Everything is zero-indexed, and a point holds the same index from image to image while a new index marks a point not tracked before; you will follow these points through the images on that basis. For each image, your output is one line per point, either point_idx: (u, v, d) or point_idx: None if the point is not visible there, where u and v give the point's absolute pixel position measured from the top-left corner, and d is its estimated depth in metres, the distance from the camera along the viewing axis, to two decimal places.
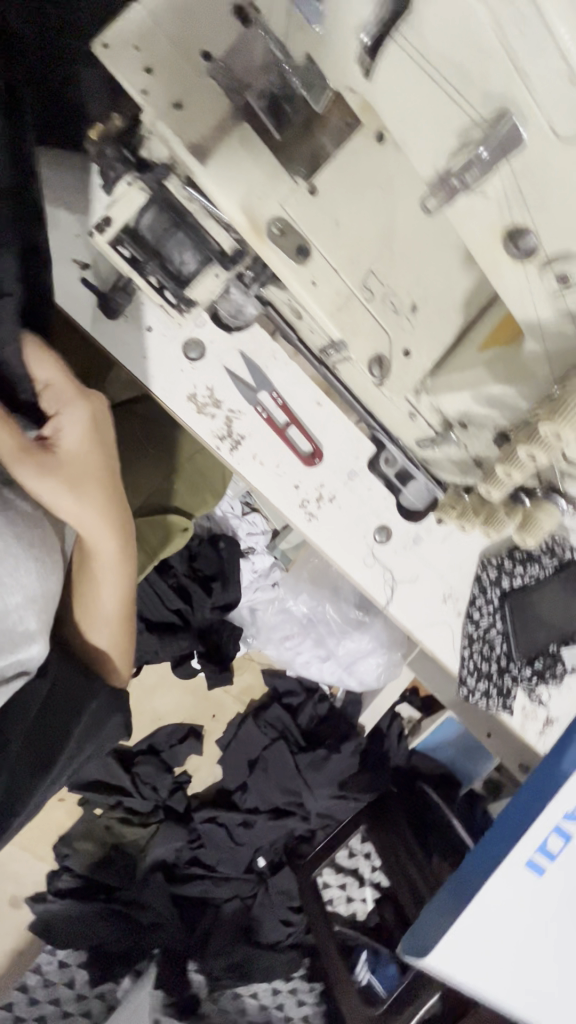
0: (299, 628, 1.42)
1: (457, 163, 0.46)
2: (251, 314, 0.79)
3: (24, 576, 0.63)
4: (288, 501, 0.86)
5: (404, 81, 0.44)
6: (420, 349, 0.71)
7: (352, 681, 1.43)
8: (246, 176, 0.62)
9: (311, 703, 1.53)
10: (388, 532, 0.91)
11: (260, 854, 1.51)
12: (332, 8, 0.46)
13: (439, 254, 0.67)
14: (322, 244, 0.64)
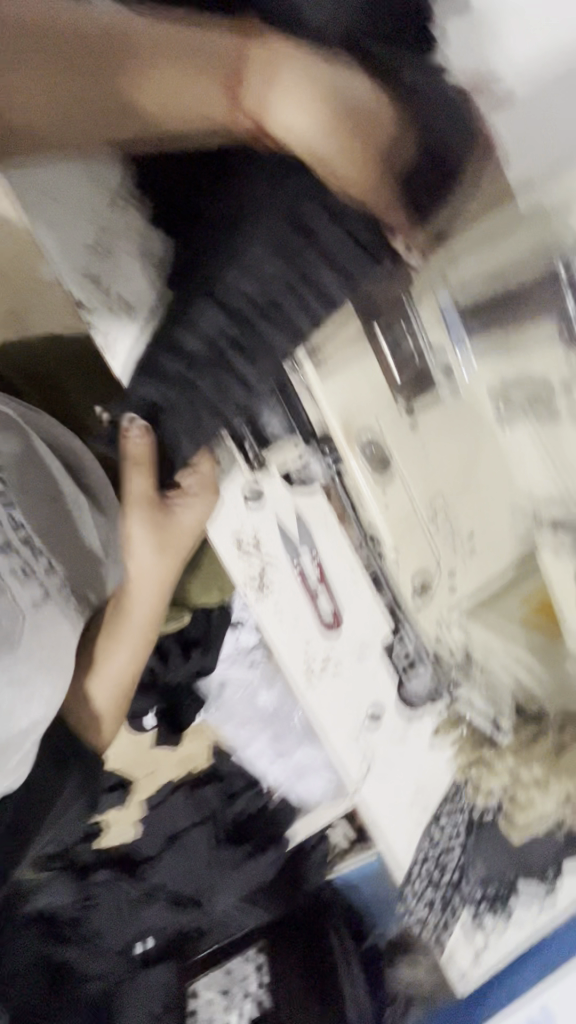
0: (260, 719, 1.32)
1: (547, 515, 0.65)
2: (317, 476, 0.75)
3: (34, 701, 0.75)
4: (295, 661, 0.88)
5: (528, 450, 0.61)
6: (464, 580, 0.74)
7: (296, 792, 1.37)
8: (353, 390, 0.63)
9: (246, 796, 1.39)
10: (380, 714, 0.91)
11: (148, 937, 1.35)
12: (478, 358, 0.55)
13: (507, 499, 0.68)
14: (404, 466, 0.67)
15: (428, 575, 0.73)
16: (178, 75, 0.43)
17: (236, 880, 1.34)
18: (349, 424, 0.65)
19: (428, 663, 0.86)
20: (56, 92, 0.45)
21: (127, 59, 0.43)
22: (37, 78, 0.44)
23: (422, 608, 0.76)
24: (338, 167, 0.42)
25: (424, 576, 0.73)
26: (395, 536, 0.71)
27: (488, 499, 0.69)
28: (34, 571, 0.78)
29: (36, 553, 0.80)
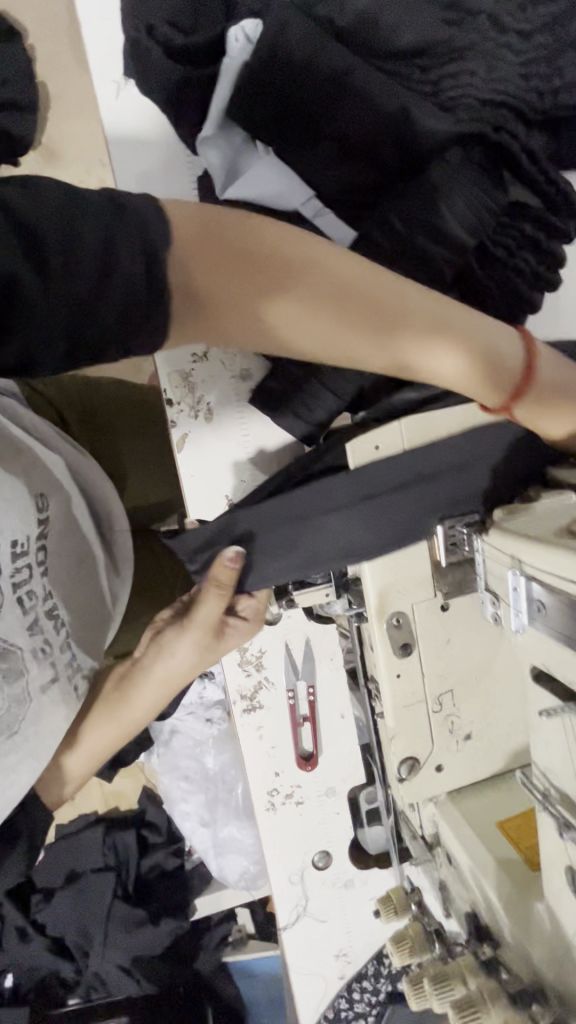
0: (200, 780, 1.23)
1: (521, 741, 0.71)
2: (337, 610, 0.75)
3: (22, 774, 0.59)
4: (259, 788, 0.85)
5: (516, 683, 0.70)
6: (452, 769, 0.71)
7: (211, 868, 1.24)
8: (397, 570, 0.63)
9: (161, 852, 1.30)
10: (328, 858, 0.88)
11: (8, 975, 1.23)
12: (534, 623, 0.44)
13: (505, 698, 0.70)
14: (425, 645, 0.66)
15: (417, 758, 0.70)
16: (358, 328, 0.48)
17: (122, 945, 1.20)
18: (384, 596, 0.63)
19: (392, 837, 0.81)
20: (222, 306, 0.45)
21: (300, 296, 0.46)
22: (202, 263, 0.42)
23: (405, 791, 0.70)
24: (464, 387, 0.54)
25: (413, 757, 0.69)
26: (397, 712, 0.68)
27: (491, 699, 0.70)
28: (51, 648, 0.63)
29: (56, 625, 0.64)
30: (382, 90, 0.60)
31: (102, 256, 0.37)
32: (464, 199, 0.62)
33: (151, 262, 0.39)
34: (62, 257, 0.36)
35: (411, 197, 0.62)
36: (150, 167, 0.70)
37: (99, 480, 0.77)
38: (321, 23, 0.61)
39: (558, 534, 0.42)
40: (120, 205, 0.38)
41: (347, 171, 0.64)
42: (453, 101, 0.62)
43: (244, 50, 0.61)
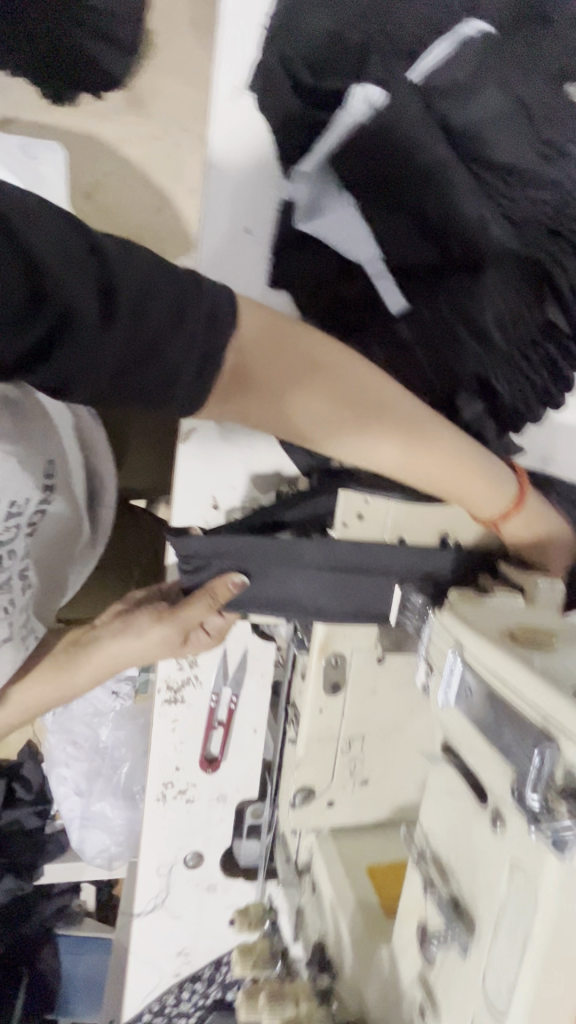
0: (86, 750, 1.22)
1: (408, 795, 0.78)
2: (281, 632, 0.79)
3: None
4: (157, 778, 0.86)
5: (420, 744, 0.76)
6: (341, 807, 0.76)
7: (72, 836, 1.24)
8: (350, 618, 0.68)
9: (26, 810, 1.28)
10: (198, 859, 0.90)
11: None
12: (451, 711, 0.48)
13: (405, 756, 0.76)
14: (353, 690, 0.71)
15: (314, 789, 0.74)
16: (369, 419, 0.56)
17: None
18: (330, 635, 0.68)
19: (267, 846, 0.89)
20: (267, 387, 0.51)
21: (334, 396, 0.54)
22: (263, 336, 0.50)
23: (294, 817, 0.74)
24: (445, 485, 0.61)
25: (309, 788, 0.74)
26: (309, 742, 0.72)
27: (395, 754, 0.75)
28: (12, 609, 0.62)
29: (21, 587, 0.65)
30: (469, 195, 0.65)
31: (170, 314, 0.43)
32: (511, 315, 0.69)
33: (213, 326, 0.45)
34: (136, 306, 0.42)
35: (466, 294, 0.69)
36: (246, 182, 0.73)
37: (103, 456, 0.83)
38: (434, 114, 0.65)
39: (501, 635, 0.46)
40: (192, 287, 0.45)
41: (414, 242, 0.68)
42: (525, 226, 0.67)
43: (362, 113, 0.63)
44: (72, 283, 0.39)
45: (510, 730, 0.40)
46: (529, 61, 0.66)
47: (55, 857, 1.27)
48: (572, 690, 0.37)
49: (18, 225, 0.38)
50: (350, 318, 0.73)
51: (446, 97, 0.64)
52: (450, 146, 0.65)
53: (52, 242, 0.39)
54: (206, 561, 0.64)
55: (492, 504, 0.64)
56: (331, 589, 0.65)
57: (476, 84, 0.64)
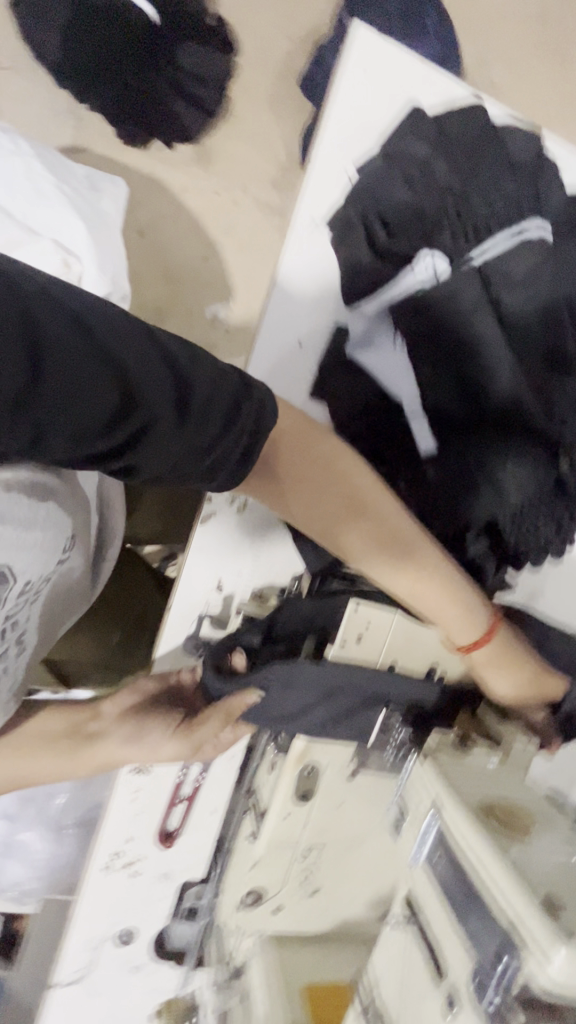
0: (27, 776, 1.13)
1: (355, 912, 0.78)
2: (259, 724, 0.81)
3: None
4: (106, 847, 0.85)
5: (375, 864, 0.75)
6: (287, 913, 0.76)
7: None
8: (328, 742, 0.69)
9: None
10: (130, 936, 0.88)
11: None
12: (422, 875, 0.50)
13: (358, 874, 0.76)
14: (320, 803, 0.72)
15: (263, 893, 0.75)
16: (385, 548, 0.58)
17: None
18: (308, 749, 0.69)
19: (201, 930, 0.89)
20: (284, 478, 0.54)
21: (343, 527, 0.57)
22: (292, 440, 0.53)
23: (240, 917, 0.76)
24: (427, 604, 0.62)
25: (260, 890, 0.75)
26: (270, 846, 0.73)
27: (349, 871, 0.76)
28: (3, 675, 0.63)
29: (18, 652, 0.65)
30: (508, 371, 0.72)
31: (229, 409, 0.44)
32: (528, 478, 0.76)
33: (259, 420, 0.47)
34: (205, 404, 0.43)
35: (491, 452, 0.74)
36: (305, 301, 0.77)
37: (112, 512, 0.87)
38: (491, 296, 0.73)
39: (480, 807, 0.49)
40: (247, 389, 0.46)
41: (450, 398, 0.74)
42: (552, 405, 0.75)
43: (427, 277, 0.73)
44: (148, 382, 0.40)
45: (480, 919, 0.43)
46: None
47: None
48: (542, 893, 0.40)
49: (97, 331, 0.38)
50: (379, 448, 0.76)
51: (502, 285, 0.73)
52: (499, 325, 0.73)
53: (127, 346, 0.40)
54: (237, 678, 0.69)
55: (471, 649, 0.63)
56: (324, 716, 0.67)
57: (529, 281, 0.73)
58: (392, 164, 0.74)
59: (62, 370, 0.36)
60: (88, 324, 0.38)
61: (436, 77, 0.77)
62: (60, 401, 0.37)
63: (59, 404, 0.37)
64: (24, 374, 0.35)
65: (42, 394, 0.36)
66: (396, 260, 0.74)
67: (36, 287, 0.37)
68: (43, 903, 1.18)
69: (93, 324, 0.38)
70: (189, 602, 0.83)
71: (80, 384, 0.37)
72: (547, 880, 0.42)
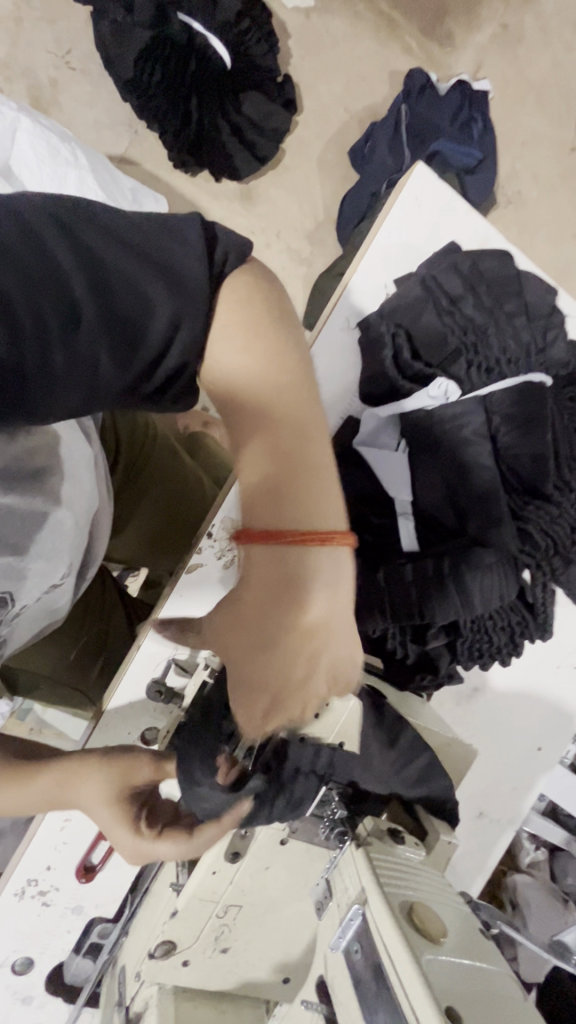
0: None
1: (259, 975, 0.79)
2: None
3: None
4: (24, 872, 0.85)
5: (288, 931, 0.78)
6: (193, 966, 0.78)
7: None
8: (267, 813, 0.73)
9: None
10: (28, 965, 0.87)
11: None
12: (340, 966, 0.54)
13: (271, 938, 0.78)
14: (248, 865, 0.75)
15: (175, 945, 0.77)
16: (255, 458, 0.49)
17: None
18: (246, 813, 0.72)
19: (100, 973, 0.88)
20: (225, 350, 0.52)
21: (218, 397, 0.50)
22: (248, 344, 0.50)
23: (147, 965, 0.77)
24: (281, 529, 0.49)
25: (171, 942, 0.76)
26: (190, 899, 0.75)
27: (262, 933, 0.78)
28: None
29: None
30: (494, 495, 0.78)
31: (209, 263, 0.45)
32: (497, 595, 0.78)
33: (229, 267, 0.47)
34: (196, 266, 0.44)
35: (465, 562, 0.77)
36: (323, 391, 0.85)
37: (105, 524, 0.90)
38: (489, 429, 0.80)
39: (402, 908, 0.53)
40: (210, 246, 0.46)
41: (437, 508, 0.81)
42: (527, 533, 0.79)
43: (439, 399, 0.80)
44: (150, 287, 0.42)
45: (384, 1017, 0.47)
46: (567, 416, 0.84)
47: None
48: (444, 1002, 0.45)
49: (99, 241, 0.41)
50: (364, 538, 0.84)
51: (501, 420, 0.80)
52: (492, 455, 0.80)
53: (125, 245, 0.42)
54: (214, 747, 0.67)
55: (291, 614, 0.48)
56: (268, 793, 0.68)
57: (527, 420, 0.79)
58: (427, 293, 0.80)
59: (95, 300, 0.41)
60: (86, 244, 0.41)
61: (475, 220, 0.86)
62: (103, 324, 0.41)
63: (100, 345, 0.41)
64: (60, 320, 0.40)
65: (81, 332, 0.41)
66: (413, 377, 0.81)
67: (26, 228, 0.39)
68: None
69: (81, 246, 0.41)
70: (159, 646, 0.86)
71: (104, 314, 0.41)
72: (450, 993, 0.46)
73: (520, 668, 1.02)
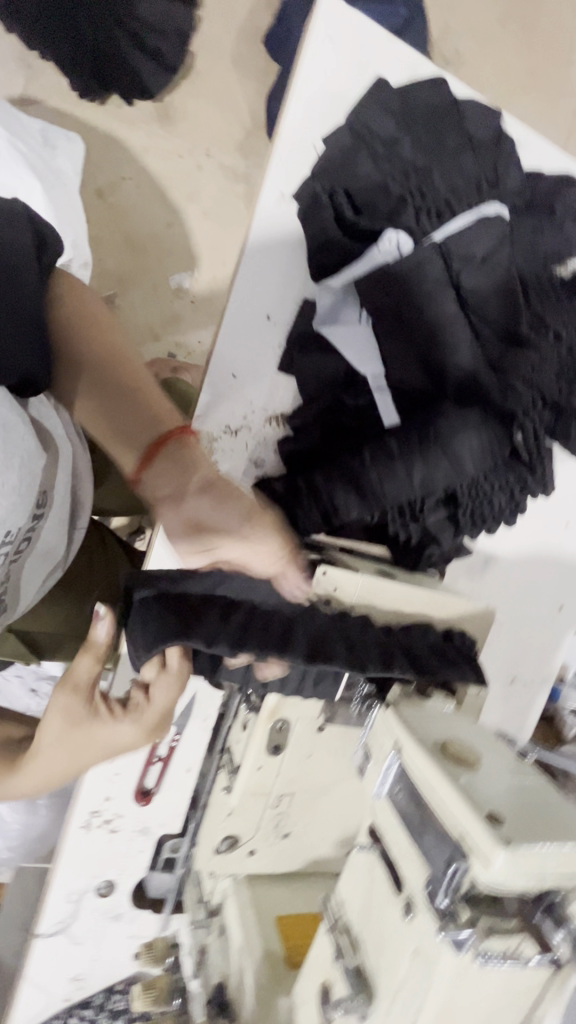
0: None
1: (323, 851, 0.84)
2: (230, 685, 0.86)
3: None
4: (85, 806, 0.89)
5: (343, 809, 0.82)
6: (260, 855, 0.83)
7: None
8: (301, 706, 0.74)
9: None
10: (110, 889, 0.93)
11: None
12: (384, 811, 0.56)
13: (328, 819, 0.82)
14: (290, 756, 0.77)
15: (238, 838, 0.81)
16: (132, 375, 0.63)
17: None
18: (279, 704, 0.73)
19: (179, 881, 0.94)
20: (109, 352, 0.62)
21: (103, 374, 0.61)
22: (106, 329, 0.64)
23: (217, 860, 0.82)
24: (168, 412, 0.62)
25: (234, 836, 0.81)
26: (243, 794, 0.78)
27: (318, 816, 0.82)
28: None
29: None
30: (465, 347, 0.74)
31: (38, 245, 0.56)
32: (487, 449, 0.74)
33: (47, 249, 0.57)
34: (33, 250, 0.55)
35: (447, 420, 0.74)
36: (270, 274, 0.80)
37: (87, 472, 0.87)
38: (451, 274, 0.75)
39: (435, 746, 0.54)
40: (35, 230, 0.56)
41: (411, 371, 0.77)
42: (508, 377, 0.75)
43: (391, 252, 0.74)
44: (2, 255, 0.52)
45: (431, 836, 0.48)
46: (531, 247, 0.78)
47: None
48: (485, 810, 0.46)
49: None
50: (342, 416, 0.81)
51: (461, 263, 0.75)
52: (458, 303, 0.75)
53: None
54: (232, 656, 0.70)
55: (183, 470, 0.61)
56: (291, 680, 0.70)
57: (487, 259, 0.75)
58: (358, 139, 0.75)
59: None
60: None
61: (401, 53, 0.78)
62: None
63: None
64: None
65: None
66: (359, 236, 0.76)
67: None
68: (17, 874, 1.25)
69: None
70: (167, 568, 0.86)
71: None
72: (490, 800, 0.47)
73: (527, 534, 1.01)
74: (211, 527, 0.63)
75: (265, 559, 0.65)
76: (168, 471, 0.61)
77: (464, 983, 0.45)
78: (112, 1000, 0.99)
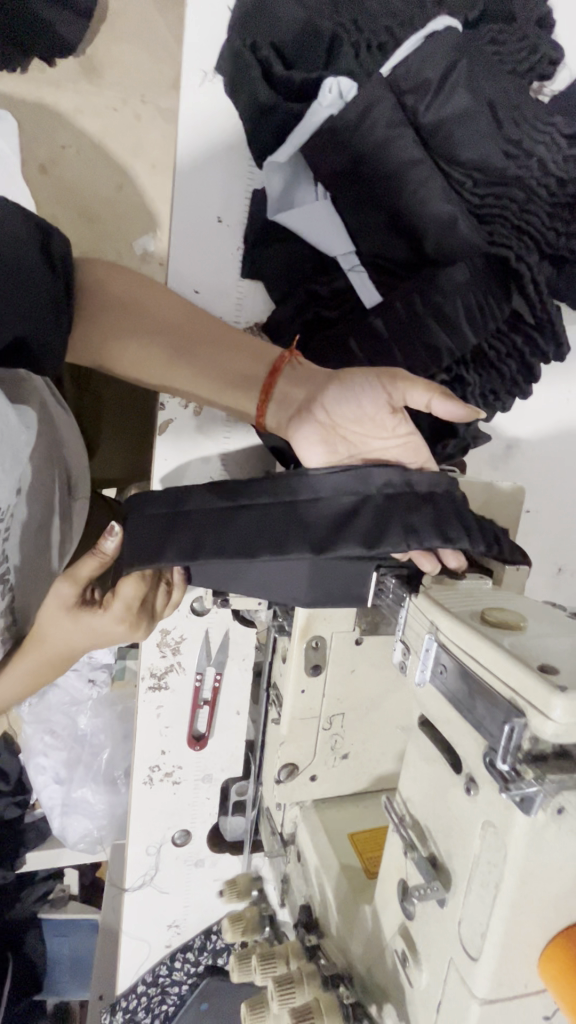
0: (61, 734, 1.18)
1: (388, 764, 0.82)
2: (261, 618, 0.82)
3: None
4: (144, 761, 0.89)
5: (399, 718, 0.79)
6: (323, 780, 0.80)
7: (53, 824, 1.20)
8: (333, 618, 0.71)
9: (4, 800, 1.24)
10: (187, 837, 0.94)
11: None
12: (429, 692, 0.52)
13: (386, 732, 0.79)
14: (334, 672, 0.74)
15: (297, 765, 0.78)
16: (207, 333, 0.66)
17: None
18: (311, 619, 0.70)
19: (252, 823, 0.92)
20: (178, 328, 0.65)
21: (191, 345, 0.66)
22: (157, 303, 0.64)
23: (280, 791, 0.79)
24: (258, 351, 0.66)
25: (293, 764, 0.78)
26: (293, 720, 0.75)
27: (375, 731, 0.79)
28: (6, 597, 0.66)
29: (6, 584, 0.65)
30: (438, 193, 0.66)
31: (50, 249, 0.51)
32: (480, 308, 0.68)
33: (56, 247, 0.52)
34: (41, 248, 0.49)
35: (429, 286, 0.68)
36: (211, 167, 0.72)
37: (78, 447, 0.81)
38: (406, 113, 0.66)
39: (473, 616, 0.49)
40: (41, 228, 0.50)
41: (382, 239, 0.70)
42: (487, 218, 0.69)
43: (335, 102, 0.67)
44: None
45: (482, 704, 0.44)
46: (494, 60, 0.68)
47: (33, 845, 1.26)
48: (537, 663, 0.41)
49: None
50: (319, 307, 0.74)
51: (415, 96, 0.66)
52: (420, 145, 0.66)
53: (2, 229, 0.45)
54: (278, 589, 0.63)
55: (299, 386, 0.65)
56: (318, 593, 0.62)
57: (446, 84, 0.65)
58: None
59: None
60: None
61: None
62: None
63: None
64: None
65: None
66: (297, 97, 0.68)
67: None
68: (114, 851, 1.26)
69: None
70: None
71: None
72: (539, 653, 0.43)
73: (549, 408, 0.93)
74: (343, 422, 0.63)
75: (399, 436, 0.62)
76: (289, 395, 0.65)
77: (544, 848, 0.41)
78: (212, 943, 1.00)
